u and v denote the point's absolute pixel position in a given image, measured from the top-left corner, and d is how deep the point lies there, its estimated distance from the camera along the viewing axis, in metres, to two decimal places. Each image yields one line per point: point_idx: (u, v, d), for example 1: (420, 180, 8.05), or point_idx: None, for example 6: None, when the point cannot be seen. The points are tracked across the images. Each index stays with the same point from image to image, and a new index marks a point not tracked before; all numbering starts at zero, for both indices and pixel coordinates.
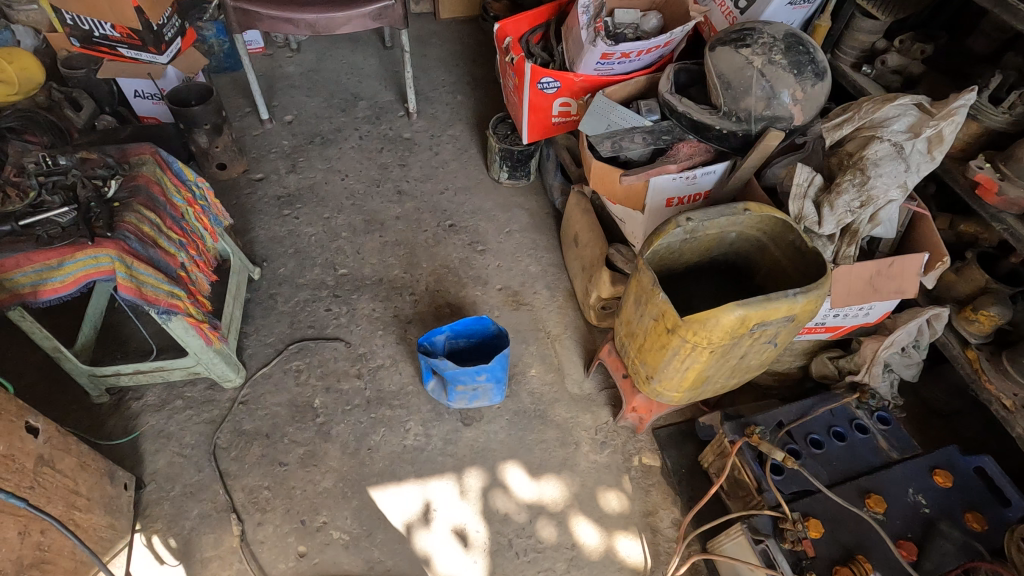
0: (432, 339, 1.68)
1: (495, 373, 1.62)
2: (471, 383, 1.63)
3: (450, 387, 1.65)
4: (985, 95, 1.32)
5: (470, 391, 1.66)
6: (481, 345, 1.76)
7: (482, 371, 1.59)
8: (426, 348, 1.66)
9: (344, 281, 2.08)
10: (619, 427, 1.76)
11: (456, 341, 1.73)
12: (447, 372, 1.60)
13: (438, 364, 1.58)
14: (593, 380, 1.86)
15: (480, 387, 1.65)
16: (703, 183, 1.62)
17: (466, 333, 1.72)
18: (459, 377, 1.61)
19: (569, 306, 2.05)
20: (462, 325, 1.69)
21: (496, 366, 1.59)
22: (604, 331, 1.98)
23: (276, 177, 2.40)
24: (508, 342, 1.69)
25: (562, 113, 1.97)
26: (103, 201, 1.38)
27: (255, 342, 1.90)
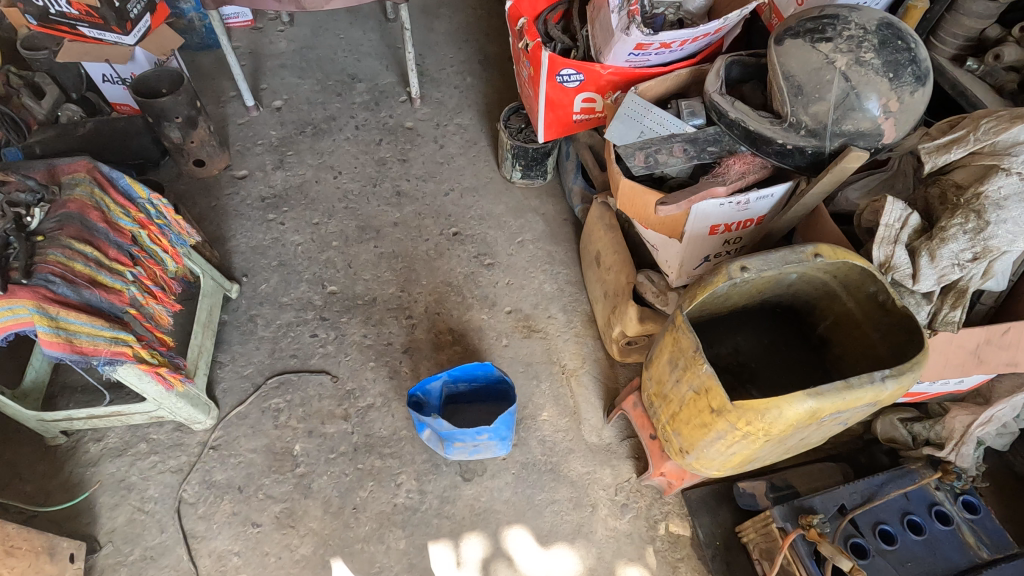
0: (424, 390, 1.45)
1: (500, 432, 1.38)
2: (472, 442, 1.40)
3: (446, 444, 1.41)
4: None
5: (471, 448, 1.42)
6: (484, 389, 1.53)
7: (483, 431, 1.35)
8: (415, 402, 1.44)
9: (333, 300, 1.84)
10: (642, 487, 1.52)
11: (452, 386, 1.50)
12: (441, 431, 1.36)
13: (430, 422, 1.35)
14: (613, 428, 1.61)
15: (481, 444, 1.41)
16: (757, 208, 1.32)
17: (465, 378, 1.48)
18: (457, 435, 1.36)
19: (587, 334, 1.78)
20: (460, 371, 1.45)
21: (500, 426, 1.35)
22: (627, 367, 1.72)
23: (261, 175, 2.14)
24: (514, 389, 1.45)
25: (585, 111, 1.66)
26: (25, 234, 1.16)
27: (230, 374, 1.68)
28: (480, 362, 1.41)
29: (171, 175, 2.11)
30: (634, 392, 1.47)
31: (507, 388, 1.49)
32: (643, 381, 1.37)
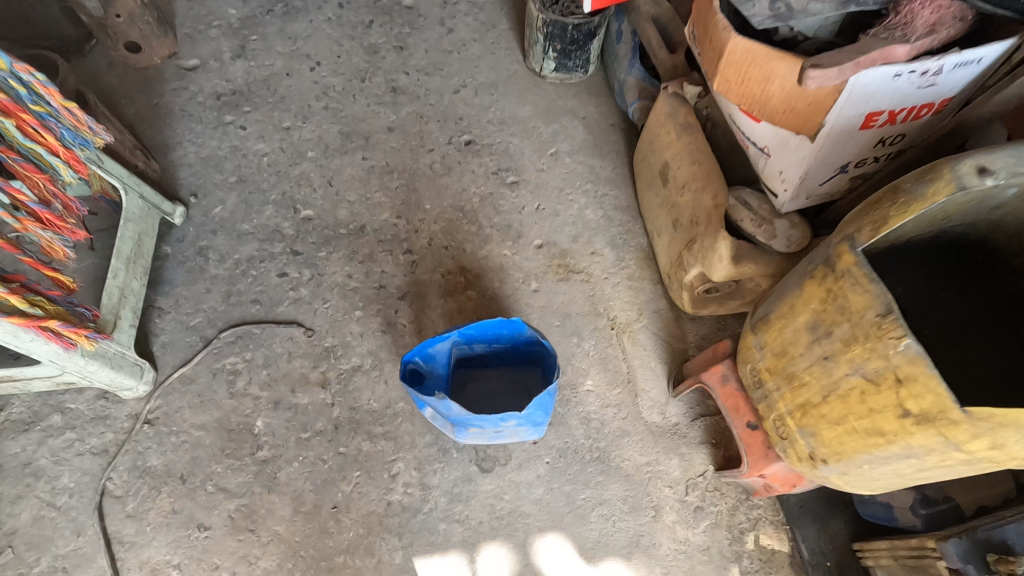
0: (421, 355, 1.02)
1: (534, 418, 0.98)
2: (494, 429, 0.99)
3: (459, 429, 1.01)
4: None
5: (494, 433, 1.02)
6: (510, 351, 1.12)
7: (512, 416, 0.95)
8: (411, 373, 1.02)
9: (308, 230, 1.40)
10: (721, 485, 1.12)
11: (462, 345, 1.08)
12: (449, 414, 0.95)
13: (432, 401, 0.94)
14: (680, 403, 1.20)
15: (506, 430, 1.00)
16: (947, 85, 0.83)
17: (483, 336, 1.07)
18: (472, 421, 0.96)
19: (643, 278, 1.34)
20: (474, 327, 1.03)
21: (534, 411, 0.95)
22: (696, 321, 1.29)
23: (216, 65, 1.65)
24: (552, 354, 1.04)
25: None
26: None
27: (172, 326, 1.28)
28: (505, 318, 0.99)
29: (99, 65, 1.62)
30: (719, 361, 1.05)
31: (544, 352, 1.08)
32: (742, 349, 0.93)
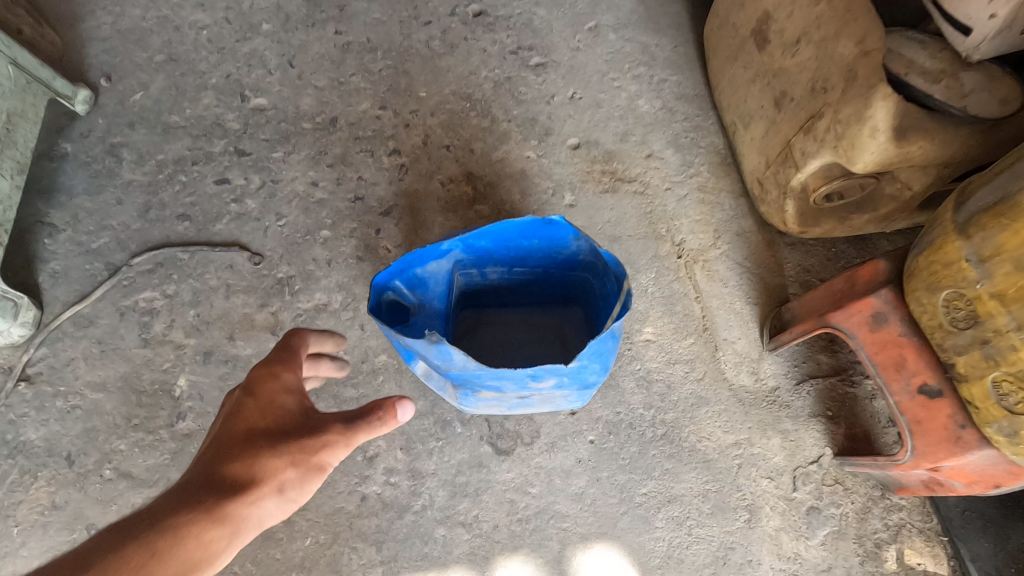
0: (405, 276, 0.66)
1: (584, 379, 0.61)
2: (519, 394, 0.63)
3: (464, 392, 0.65)
4: None
5: (517, 400, 0.66)
6: (538, 278, 0.76)
7: (549, 374, 0.58)
8: (389, 304, 0.66)
9: (259, 124, 1.02)
10: (845, 478, 0.77)
11: (468, 267, 0.73)
12: (447, 368, 0.58)
13: (418, 346, 0.57)
14: (779, 360, 0.84)
15: (536, 396, 0.64)
16: None
17: (499, 251, 0.71)
18: (486, 379, 0.59)
19: (719, 189, 0.97)
20: (487, 234, 0.67)
21: (586, 365, 0.58)
22: (797, 248, 0.91)
23: None
24: (607, 279, 0.68)
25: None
26: None
27: (67, 249, 0.92)
28: (538, 214, 0.63)
29: None
30: (854, 294, 0.69)
31: (592, 278, 0.72)
32: (910, 271, 0.60)
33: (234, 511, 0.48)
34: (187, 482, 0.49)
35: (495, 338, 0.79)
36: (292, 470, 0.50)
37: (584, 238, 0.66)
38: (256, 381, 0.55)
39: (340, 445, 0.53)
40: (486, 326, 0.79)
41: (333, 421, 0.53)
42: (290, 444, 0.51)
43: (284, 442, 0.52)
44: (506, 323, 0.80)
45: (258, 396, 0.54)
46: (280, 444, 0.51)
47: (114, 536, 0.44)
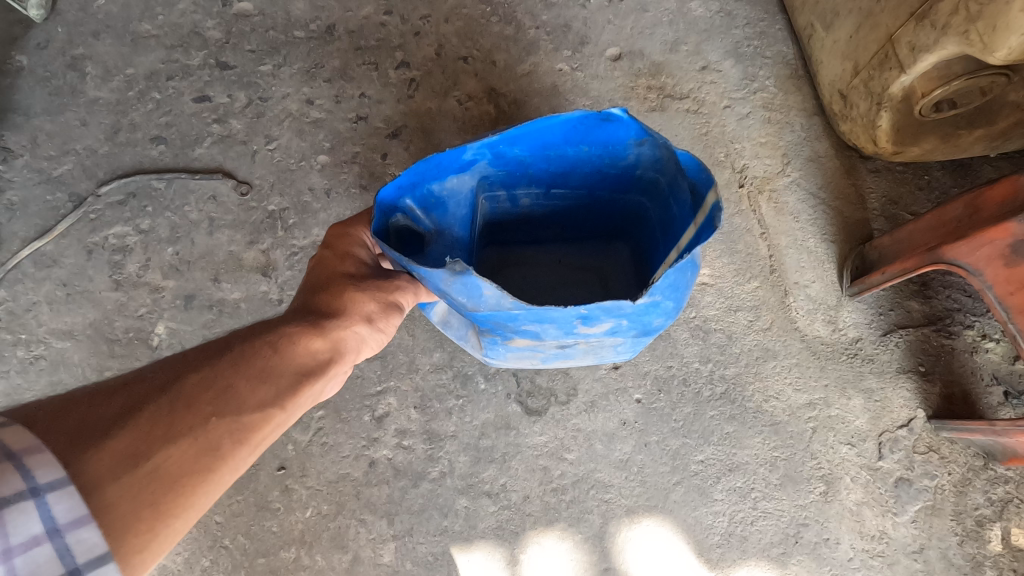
0: (420, 193, 0.53)
1: (647, 324, 0.48)
2: (561, 344, 0.50)
3: (491, 340, 0.53)
4: None
5: (557, 353, 0.53)
6: (578, 204, 0.63)
7: (606, 315, 0.45)
8: (399, 230, 0.53)
9: (242, 31, 0.87)
10: (940, 445, 0.65)
11: (495, 187, 0.60)
12: (473, 307, 0.46)
13: (436, 278, 0.44)
14: (861, 308, 0.71)
15: (582, 344, 0.51)
16: None
17: (536, 165, 0.58)
18: (522, 321, 0.46)
19: (788, 106, 0.81)
20: (523, 140, 0.54)
21: (654, 304, 0.46)
22: (883, 176, 0.77)
23: None
24: (670, 197, 0.55)
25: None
26: None
27: (26, 176, 0.79)
28: (592, 107, 0.50)
29: None
30: (977, 219, 0.56)
31: (648, 200, 0.59)
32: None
33: (334, 333, 0.45)
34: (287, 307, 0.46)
35: (523, 281, 0.66)
36: (380, 303, 0.47)
37: (646, 143, 0.53)
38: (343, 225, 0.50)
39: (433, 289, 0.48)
40: (513, 268, 0.67)
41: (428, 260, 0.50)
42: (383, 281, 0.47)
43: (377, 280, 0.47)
44: (537, 263, 0.67)
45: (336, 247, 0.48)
46: (369, 280, 0.47)
47: (236, 338, 0.43)
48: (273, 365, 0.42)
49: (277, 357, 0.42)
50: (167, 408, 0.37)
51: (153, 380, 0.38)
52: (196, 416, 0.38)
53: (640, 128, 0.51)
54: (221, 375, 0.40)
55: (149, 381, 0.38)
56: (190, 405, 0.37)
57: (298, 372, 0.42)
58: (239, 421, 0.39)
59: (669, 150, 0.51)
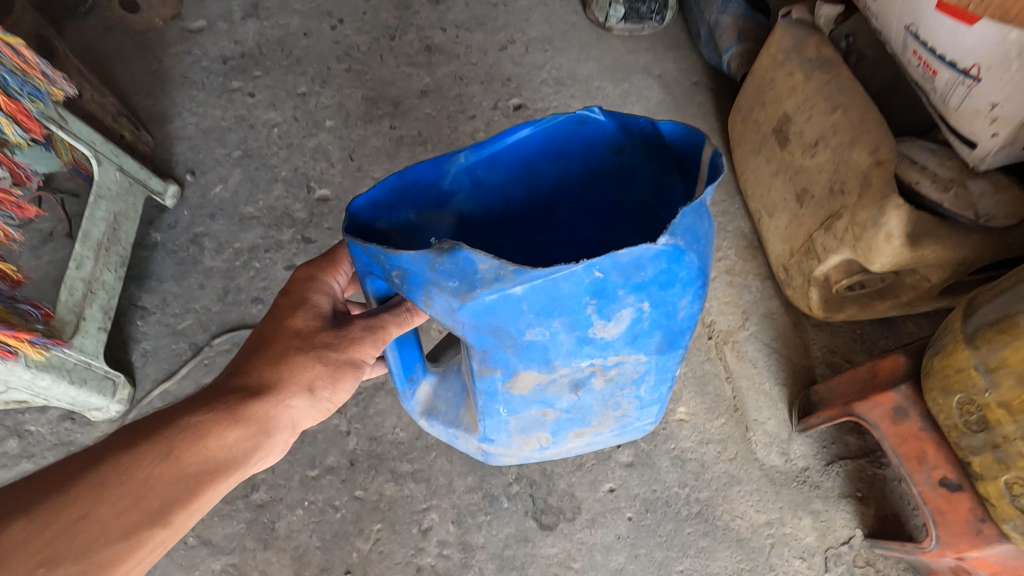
0: (398, 213, 0.64)
1: (666, 301, 0.52)
2: (573, 354, 0.53)
3: (494, 371, 0.54)
4: None
5: (568, 376, 0.55)
6: (561, 222, 0.74)
7: (619, 286, 0.49)
8: (383, 241, 0.62)
9: (323, 213, 1.14)
10: (875, 559, 0.82)
11: (475, 216, 0.71)
12: (468, 299, 0.49)
13: (424, 265, 0.49)
14: (808, 440, 0.88)
15: (594, 346, 0.52)
16: None
17: (512, 189, 0.71)
18: (526, 305, 0.49)
19: (745, 272, 1.03)
20: (503, 155, 0.67)
21: (666, 268, 0.50)
22: (822, 329, 0.97)
23: (225, 26, 1.41)
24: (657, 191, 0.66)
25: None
26: None
27: (156, 330, 1.04)
28: (569, 114, 0.64)
29: (95, 29, 1.40)
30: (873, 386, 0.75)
31: (633, 202, 0.70)
32: (926, 371, 0.65)
33: (255, 409, 0.53)
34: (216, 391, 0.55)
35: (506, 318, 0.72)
36: (308, 369, 0.55)
37: (620, 142, 0.66)
38: (292, 285, 0.60)
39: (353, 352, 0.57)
40: None
41: (386, 315, 0.57)
42: (310, 348, 0.56)
43: (305, 348, 0.56)
44: None
45: (293, 295, 0.59)
46: (303, 344, 0.56)
47: (158, 422, 0.51)
48: (181, 452, 0.50)
49: (187, 445, 0.50)
50: (60, 504, 0.45)
51: (73, 466, 0.47)
52: (81, 512, 0.45)
53: (613, 124, 0.65)
54: (122, 468, 0.47)
55: (63, 470, 0.47)
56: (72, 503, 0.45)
57: (201, 460, 0.50)
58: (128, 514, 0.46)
59: (647, 137, 0.63)
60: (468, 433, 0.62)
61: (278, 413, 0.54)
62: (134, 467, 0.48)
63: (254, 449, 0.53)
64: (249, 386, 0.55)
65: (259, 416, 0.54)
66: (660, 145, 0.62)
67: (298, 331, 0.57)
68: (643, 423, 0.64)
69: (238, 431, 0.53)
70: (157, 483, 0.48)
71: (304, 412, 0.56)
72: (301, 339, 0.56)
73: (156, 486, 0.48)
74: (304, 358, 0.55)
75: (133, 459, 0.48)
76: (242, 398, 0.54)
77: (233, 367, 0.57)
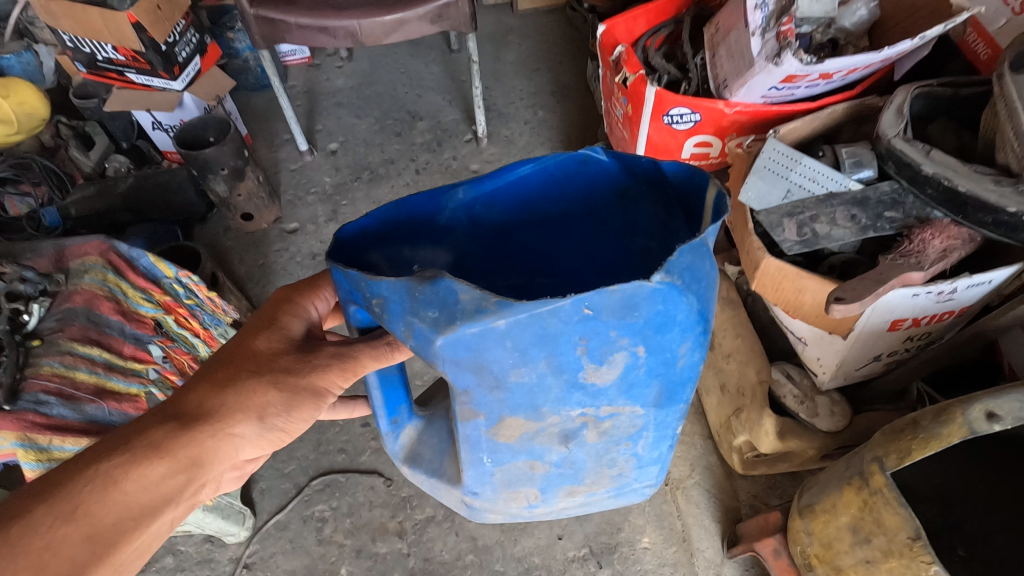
0: (387, 243, 0.74)
1: (663, 346, 0.61)
2: (562, 401, 0.64)
3: (479, 417, 0.64)
4: None
5: (556, 426, 0.67)
6: (555, 262, 0.85)
7: (611, 325, 0.58)
8: (372, 268, 0.72)
9: None
10: None
11: (471, 251, 0.81)
12: (448, 333, 0.57)
13: (403, 292, 0.59)
14: (735, 564, 1.25)
15: (584, 370, 0.61)
16: (965, 298, 0.94)
17: (512, 224, 0.82)
18: (506, 336, 0.57)
19: (692, 432, 1.43)
20: (503, 190, 0.78)
21: (663, 309, 0.58)
22: (748, 479, 1.35)
23: (313, 227, 1.92)
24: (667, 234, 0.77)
25: (753, 115, 1.14)
26: (20, 339, 0.95)
27: (270, 472, 1.44)
28: (572, 153, 0.76)
29: (218, 229, 1.91)
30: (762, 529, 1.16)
31: (638, 248, 0.81)
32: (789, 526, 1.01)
33: (207, 432, 0.63)
34: (184, 407, 0.65)
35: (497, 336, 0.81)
36: (260, 393, 0.65)
37: (624, 183, 0.79)
38: (273, 310, 0.72)
39: (303, 385, 0.67)
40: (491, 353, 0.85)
41: (361, 352, 0.68)
42: (268, 375, 0.66)
43: (262, 374, 0.66)
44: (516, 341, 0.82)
45: (270, 315, 0.71)
46: (261, 372, 0.66)
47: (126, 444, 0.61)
48: (135, 475, 0.60)
49: (145, 467, 0.60)
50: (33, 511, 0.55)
51: (58, 479, 0.58)
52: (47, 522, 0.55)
53: (615, 164, 0.77)
54: (87, 489, 0.57)
55: (50, 481, 0.58)
56: (33, 517, 0.55)
57: (149, 488, 0.60)
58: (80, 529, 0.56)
59: (651, 176, 0.76)
60: (451, 484, 0.78)
61: (210, 445, 0.63)
62: (42, 530, 0.55)
63: (186, 481, 0.62)
64: (180, 425, 0.63)
65: (187, 455, 0.62)
66: (662, 179, 0.75)
67: (250, 354, 0.67)
68: (645, 487, 0.85)
69: (161, 471, 0.61)
70: (73, 537, 0.55)
71: (244, 438, 0.65)
72: (248, 365, 0.67)
73: (67, 542, 0.55)
74: (248, 385, 0.65)
75: (99, 476, 0.58)
76: (171, 436, 0.62)
77: (165, 408, 0.66)
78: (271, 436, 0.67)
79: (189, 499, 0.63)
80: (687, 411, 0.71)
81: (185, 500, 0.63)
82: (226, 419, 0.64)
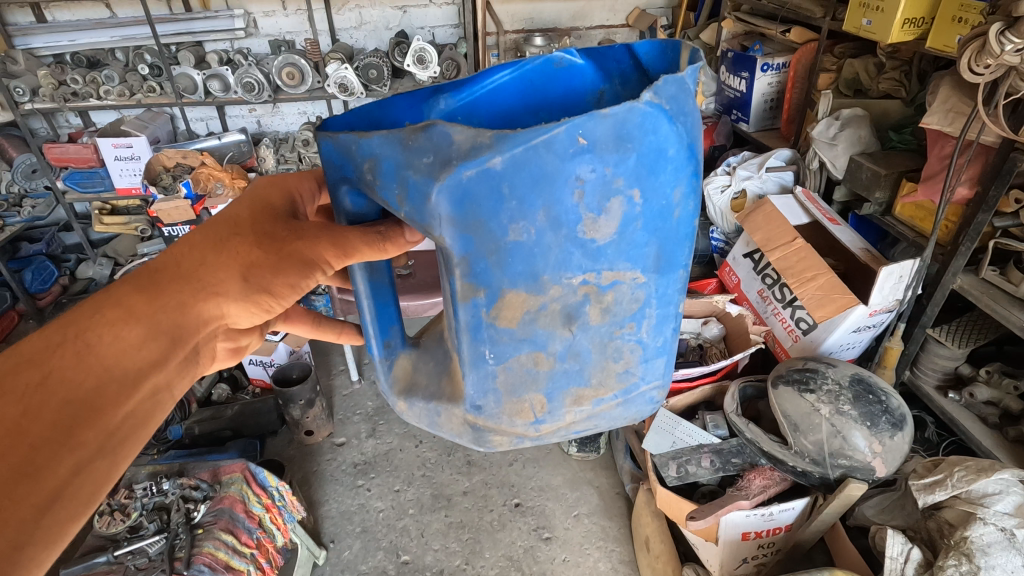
0: None
1: (658, 191, 0.54)
2: (562, 264, 0.55)
3: (477, 294, 0.56)
4: (964, 393, 1.53)
5: (559, 302, 0.57)
6: None
7: (605, 163, 0.50)
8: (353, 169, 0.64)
9: (405, 570, 2.01)
10: None
11: None
12: (445, 178, 0.50)
13: (396, 149, 0.54)
14: None
15: (577, 212, 0.52)
16: (783, 517, 1.48)
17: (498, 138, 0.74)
18: (503, 178, 0.50)
19: None
20: (482, 104, 0.72)
21: (655, 139, 0.51)
22: None
23: (356, 441, 2.49)
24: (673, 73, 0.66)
25: None
26: (190, 525, 1.53)
27: None
28: (545, 57, 0.72)
29: (284, 441, 2.50)
30: None
31: None
32: None
33: (200, 296, 0.53)
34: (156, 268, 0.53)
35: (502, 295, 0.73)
36: (259, 247, 0.56)
37: (599, 88, 0.74)
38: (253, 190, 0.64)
39: (309, 240, 0.58)
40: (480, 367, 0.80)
41: (352, 232, 0.58)
42: (260, 231, 0.57)
43: (252, 231, 0.57)
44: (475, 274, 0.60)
45: (258, 190, 0.64)
46: (246, 230, 0.57)
47: (70, 322, 0.47)
48: (91, 348, 0.46)
49: (112, 334, 0.47)
50: None
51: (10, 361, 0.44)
52: (11, 408, 0.42)
53: (591, 70, 0.73)
54: (50, 363, 0.45)
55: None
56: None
57: (133, 358, 0.48)
58: (66, 403, 0.44)
59: (627, 75, 0.72)
60: (451, 404, 0.68)
61: (198, 307, 0.53)
62: (14, 397, 0.42)
63: (169, 346, 0.51)
64: (155, 288, 0.51)
65: (166, 322, 0.51)
66: (638, 75, 0.71)
67: (235, 221, 0.57)
68: (651, 390, 0.69)
69: (141, 334, 0.49)
70: (50, 402, 0.43)
71: (231, 299, 0.54)
72: (233, 229, 0.57)
73: (48, 406, 0.43)
74: (236, 244, 0.55)
75: (58, 344, 0.46)
76: (144, 298, 0.50)
77: (128, 276, 0.52)
78: (259, 300, 0.56)
79: (176, 374, 0.52)
80: (688, 279, 0.63)
81: (171, 371, 0.51)
82: (215, 278, 0.53)
